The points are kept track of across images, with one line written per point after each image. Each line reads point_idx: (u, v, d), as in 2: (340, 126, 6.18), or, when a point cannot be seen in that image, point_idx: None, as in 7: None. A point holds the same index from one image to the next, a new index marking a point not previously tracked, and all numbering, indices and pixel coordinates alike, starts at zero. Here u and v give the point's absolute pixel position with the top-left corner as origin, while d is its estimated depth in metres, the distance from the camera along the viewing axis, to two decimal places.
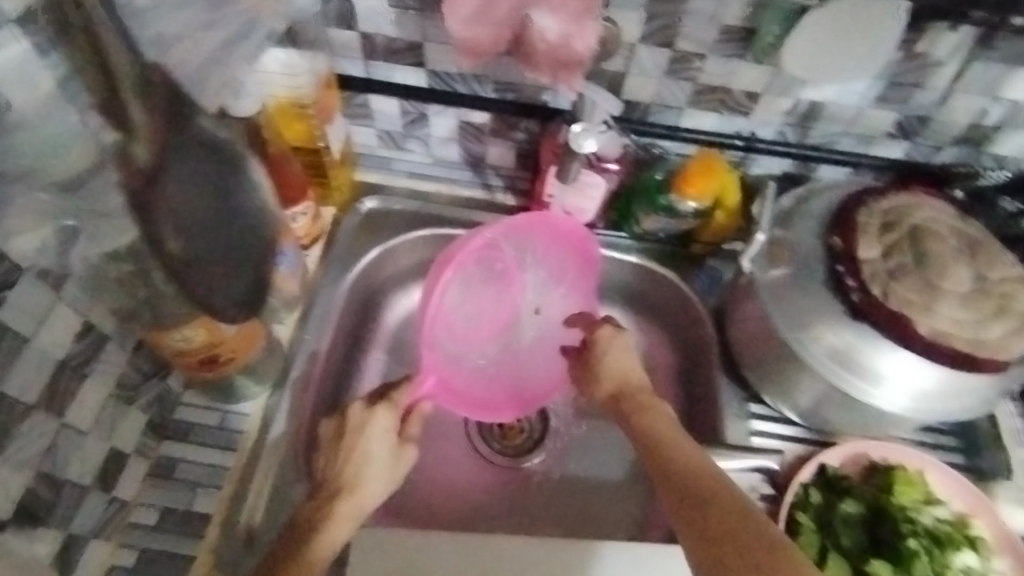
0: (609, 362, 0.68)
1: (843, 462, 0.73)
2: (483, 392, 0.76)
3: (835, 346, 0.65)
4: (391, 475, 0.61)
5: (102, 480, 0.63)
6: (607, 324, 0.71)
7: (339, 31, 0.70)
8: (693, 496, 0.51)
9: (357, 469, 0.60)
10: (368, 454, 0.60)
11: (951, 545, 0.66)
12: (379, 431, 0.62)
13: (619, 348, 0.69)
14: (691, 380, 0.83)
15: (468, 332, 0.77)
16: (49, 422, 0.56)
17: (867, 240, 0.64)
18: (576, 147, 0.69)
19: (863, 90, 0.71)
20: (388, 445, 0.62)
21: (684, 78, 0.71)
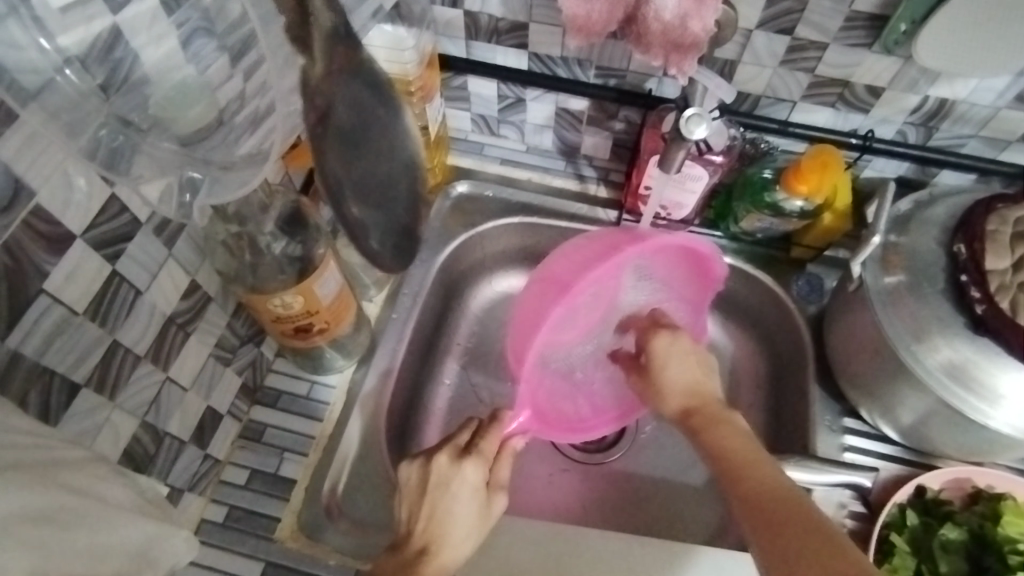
0: (671, 374, 0.63)
1: (944, 486, 0.67)
2: (570, 406, 0.74)
3: (951, 359, 0.59)
4: (481, 529, 0.56)
5: (199, 436, 0.65)
6: (664, 332, 0.65)
7: (444, 10, 0.70)
8: (777, 522, 0.47)
9: (443, 529, 0.54)
10: (453, 511, 0.55)
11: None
12: (466, 489, 0.56)
13: (678, 359, 0.63)
14: (781, 389, 0.79)
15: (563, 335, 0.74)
16: (155, 374, 0.59)
17: (997, 250, 0.58)
18: (687, 133, 0.63)
19: (1002, 88, 0.64)
20: (475, 487, 0.57)
21: (801, 69, 0.67)
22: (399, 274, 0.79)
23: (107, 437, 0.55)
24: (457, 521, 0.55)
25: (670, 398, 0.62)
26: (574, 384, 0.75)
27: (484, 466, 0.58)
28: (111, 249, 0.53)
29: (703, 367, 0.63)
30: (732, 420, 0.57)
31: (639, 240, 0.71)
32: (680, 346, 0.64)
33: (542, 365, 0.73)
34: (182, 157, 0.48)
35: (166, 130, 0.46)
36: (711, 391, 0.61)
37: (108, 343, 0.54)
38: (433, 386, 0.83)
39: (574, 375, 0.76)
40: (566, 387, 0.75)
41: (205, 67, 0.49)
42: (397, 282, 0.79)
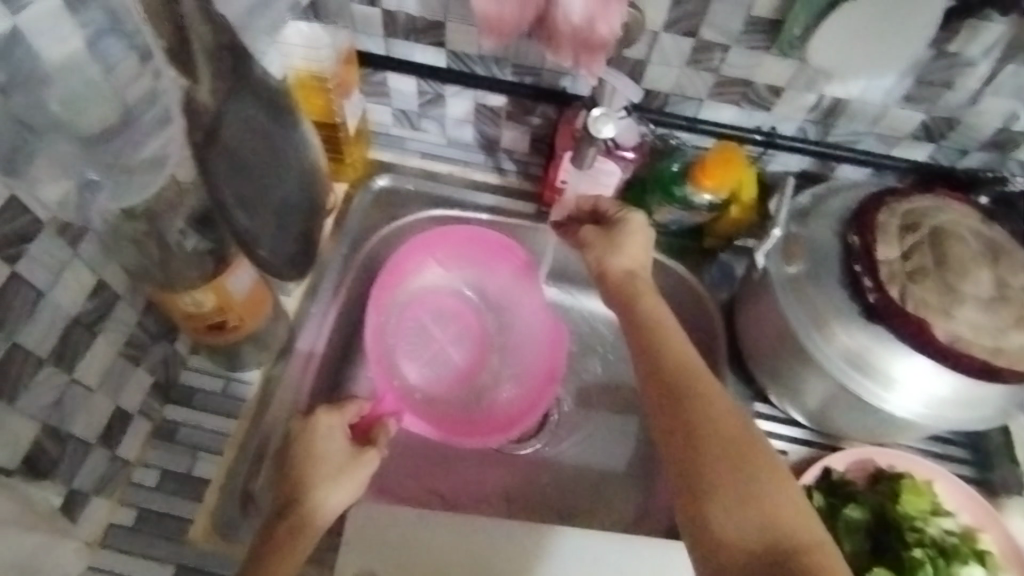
0: (635, 250, 0.64)
1: (849, 466, 0.70)
2: (457, 414, 0.79)
3: (848, 346, 0.62)
4: (349, 475, 0.60)
5: (107, 438, 0.63)
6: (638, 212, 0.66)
7: (362, 7, 0.70)
8: (682, 394, 0.53)
9: (309, 468, 0.59)
10: (321, 451, 0.60)
11: (960, 556, 0.62)
12: (329, 431, 0.61)
13: (635, 243, 0.64)
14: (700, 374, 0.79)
15: (436, 375, 0.81)
16: (59, 378, 0.57)
17: (887, 241, 0.61)
18: (595, 132, 0.66)
19: (890, 87, 0.68)
20: (342, 449, 0.61)
21: (706, 68, 0.70)
22: (319, 267, 0.78)
23: (6, 444, 0.53)
24: (327, 480, 0.59)
25: (619, 262, 0.63)
26: (464, 375, 0.81)
27: (340, 414, 0.62)
28: (10, 251, 0.50)
29: (637, 247, 0.64)
30: (652, 301, 0.60)
31: (476, 235, 0.81)
32: (641, 232, 0.64)
33: (406, 373, 0.80)
34: (84, 155, 0.46)
35: (70, 131, 0.44)
36: (640, 270, 0.63)
37: (7, 346, 0.52)
38: None
39: (450, 401, 0.80)
40: (448, 390, 0.81)
41: (112, 66, 0.45)
42: (317, 275, 0.77)
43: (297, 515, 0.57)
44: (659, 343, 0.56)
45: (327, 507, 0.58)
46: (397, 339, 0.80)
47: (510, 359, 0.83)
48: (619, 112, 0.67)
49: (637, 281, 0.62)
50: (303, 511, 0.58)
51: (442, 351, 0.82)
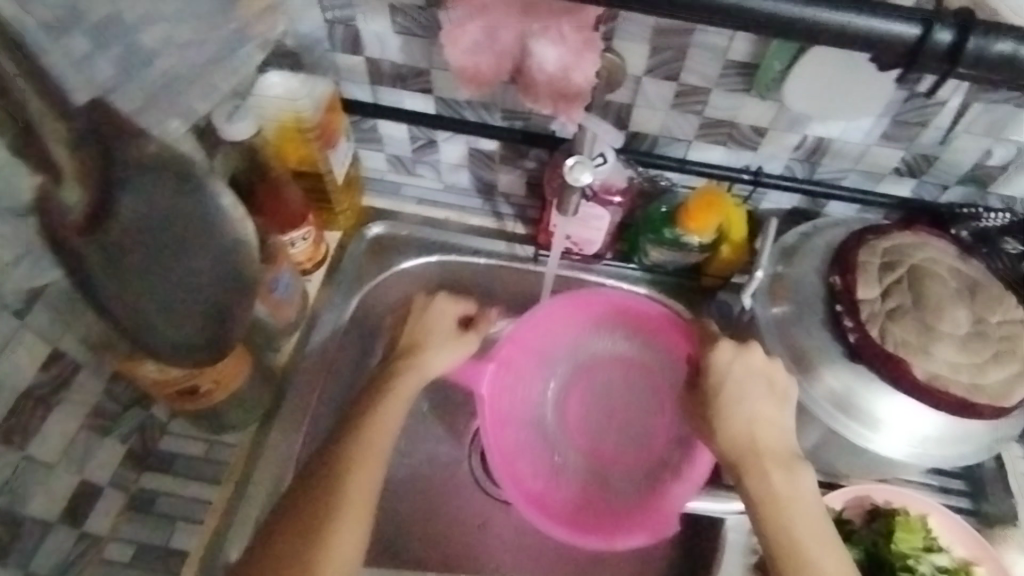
0: (729, 393, 0.61)
1: (846, 505, 0.68)
2: (564, 492, 0.77)
3: (833, 388, 0.62)
4: (454, 344, 0.72)
5: (70, 516, 0.62)
6: (726, 343, 0.63)
7: (345, 56, 0.72)
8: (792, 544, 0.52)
9: (424, 333, 0.72)
10: (428, 324, 0.72)
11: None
12: (438, 312, 0.73)
13: (742, 395, 0.60)
14: None
15: (573, 430, 0.81)
16: (9, 456, 0.55)
17: (866, 280, 0.61)
18: (572, 181, 0.65)
19: (869, 127, 0.69)
20: (448, 333, 0.72)
21: (691, 111, 0.71)
22: (309, 318, 0.79)
23: None
24: (436, 350, 0.71)
25: (725, 435, 0.59)
26: (601, 457, 0.80)
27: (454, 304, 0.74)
28: None
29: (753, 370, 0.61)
30: (773, 472, 0.56)
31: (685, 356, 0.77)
32: (745, 362, 0.61)
33: (553, 408, 0.81)
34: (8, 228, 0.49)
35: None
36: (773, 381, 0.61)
37: None
38: None
39: (577, 479, 0.79)
40: (587, 461, 0.80)
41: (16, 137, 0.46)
42: (306, 328, 0.78)
43: (406, 364, 0.69)
44: (776, 478, 0.56)
45: (427, 371, 0.70)
46: (525, 430, 0.79)
47: (608, 487, 0.78)
48: (596, 158, 0.68)
49: (749, 454, 0.58)
50: (414, 363, 0.69)
51: (598, 425, 0.82)
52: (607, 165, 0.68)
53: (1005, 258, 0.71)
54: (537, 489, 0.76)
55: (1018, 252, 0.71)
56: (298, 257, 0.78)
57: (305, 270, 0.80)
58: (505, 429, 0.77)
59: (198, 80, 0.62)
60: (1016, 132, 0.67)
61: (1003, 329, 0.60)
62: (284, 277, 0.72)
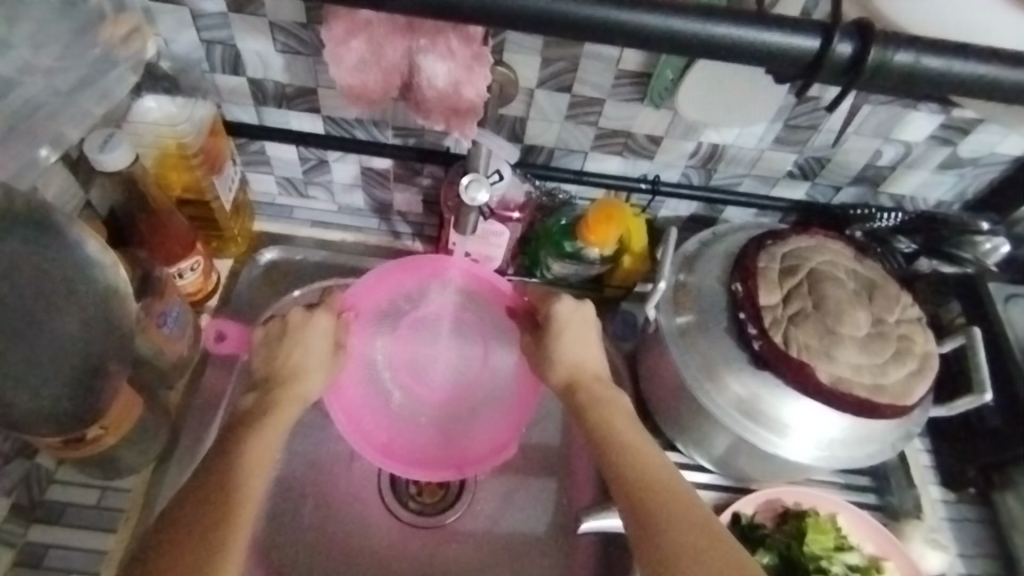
0: (565, 343, 0.66)
1: (757, 509, 0.68)
2: (412, 442, 0.71)
3: (739, 395, 0.61)
4: (330, 366, 0.66)
5: None
6: (564, 298, 0.68)
7: (226, 78, 0.69)
8: (644, 495, 0.52)
9: (297, 354, 0.65)
10: (307, 346, 0.65)
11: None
12: (321, 331, 0.66)
13: (573, 336, 0.66)
14: None
15: (418, 371, 0.73)
16: None
17: (767, 286, 0.61)
18: (469, 200, 0.64)
19: (761, 133, 0.70)
20: (324, 351, 0.66)
21: (586, 122, 0.70)
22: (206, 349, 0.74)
23: None
24: (314, 377, 0.64)
25: (557, 370, 0.66)
26: (453, 398, 0.73)
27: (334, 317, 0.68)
28: None
29: (584, 328, 0.67)
30: (593, 385, 0.64)
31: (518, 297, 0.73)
32: (580, 315, 0.67)
33: (399, 348, 0.73)
34: None
35: None
36: (594, 362, 0.66)
37: None
38: None
39: (425, 422, 0.72)
40: (433, 403, 0.73)
41: None
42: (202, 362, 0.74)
43: (280, 395, 0.62)
44: (601, 418, 0.60)
45: (311, 394, 0.64)
46: (369, 388, 0.71)
47: (462, 430, 0.72)
48: (491, 175, 0.67)
49: (577, 379, 0.64)
50: (289, 392, 0.62)
51: (444, 361, 0.74)
52: (500, 182, 0.68)
53: (899, 258, 0.72)
54: (384, 438, 0.70)
55: (911, 251, 0.72)
56: (187, 289, 0.73)
57: (196, 301, 0.76)
58: (343, 380, 0.70)
59: (67, 106, 0.58)
60: (902, 132, 0.68)
61: (901, 328, 0.60)
62: (172, 310, 0.68)
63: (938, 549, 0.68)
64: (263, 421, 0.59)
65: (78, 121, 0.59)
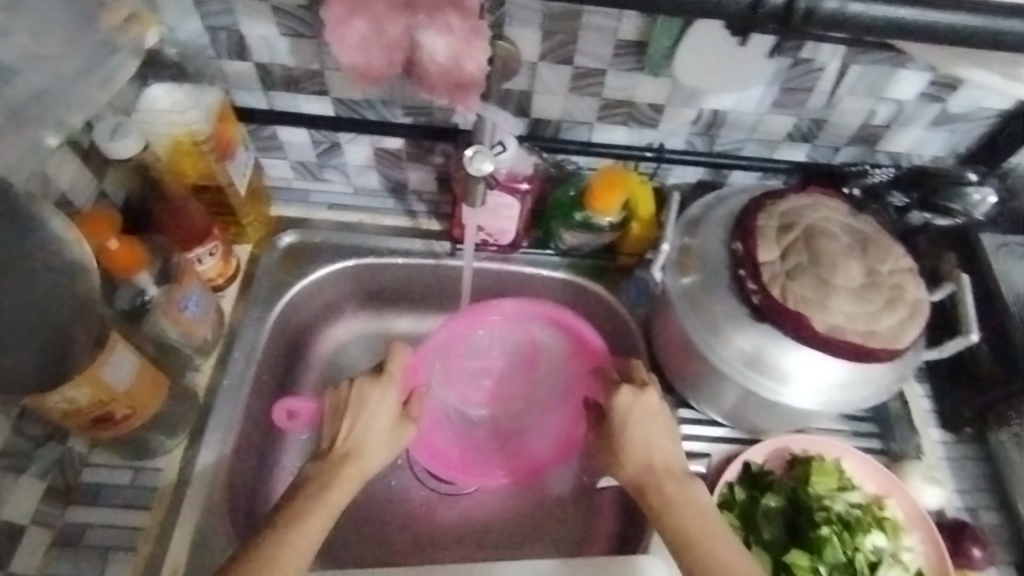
0: (633, 435, 0.63)
1: (766, 458, 0.71)
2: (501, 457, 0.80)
3: (743, 348, 0.65)
4: (391, 441, 0.67)
5: None
6: (625, 388, 0.65)
7: (233, 63, 0.70)
8: None
9: (360, 434, 0.65)
10: (369, 424, 0.66)
11: (861, 526, 0.64)
12: (379, 403, 0.67)
13: (639, 427, 0.63)
14: None
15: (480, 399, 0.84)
16: None
17: (766, 243, 0.63)
18: (475, 171, 0.65)
19: (759, 98, 0.72)
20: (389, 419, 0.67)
21: (589, 93, 0.72)
22: (229, 331, 0.76)
23: None
24: (372, 448, 0.65)
25: (625, 466, 0.63)
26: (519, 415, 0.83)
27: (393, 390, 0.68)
28: None
29: (651, 417, 0.64)
30: (669, 486, 0.60)
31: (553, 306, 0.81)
32: (643, 403, 0.64)
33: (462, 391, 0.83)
34: None
35: None
36: (669, 455, 0.63)
37: None
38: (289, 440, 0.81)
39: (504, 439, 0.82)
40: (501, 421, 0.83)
41: None
42: (226, 344, 0.76)
43: (344, 469, 0.62)
44: (679, 509, 0.59)
45: (370, 470, 0.64)
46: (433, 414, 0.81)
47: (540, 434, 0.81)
48: (495, 147, 0.67)
49: (647, 477, 0.61)
50: (352, 468, 0.63)
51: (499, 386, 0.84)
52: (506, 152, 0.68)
53: (890, 209, 0.74)
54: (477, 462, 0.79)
55: (904, 204, 0.74)
56: (207, 274, 0.75)
57: (217, 285, 0.77)
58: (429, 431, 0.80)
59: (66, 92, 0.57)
60: (894, 90, 0.71)
61: (893, 277, 0.63)
62: (193, 295, 0.69)
63: (934, 484, 0.72)
64: (317, 500, 0.59)
65: (81, 106, 0.58)
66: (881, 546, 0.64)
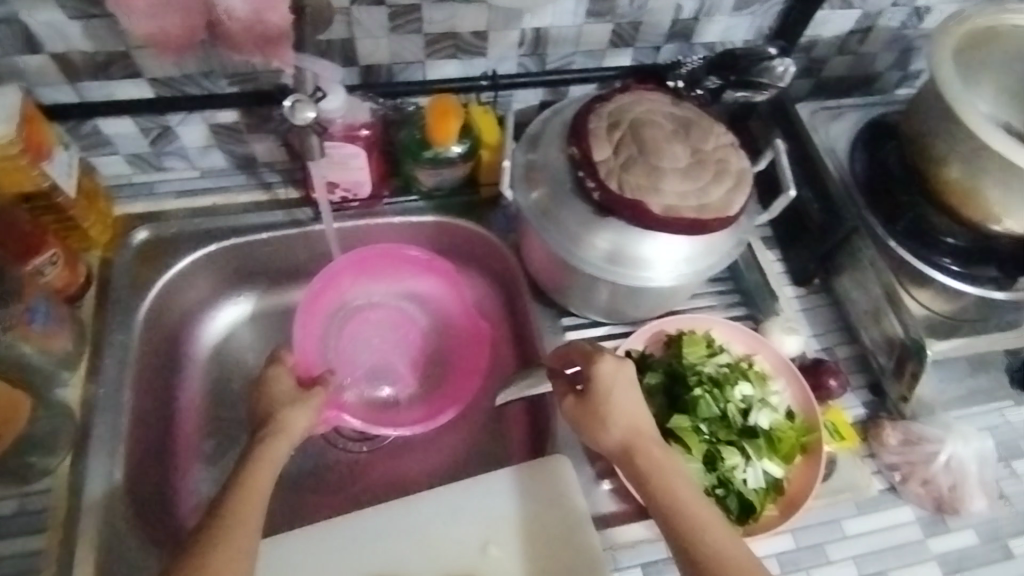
0: (616, 401, 0.63)
1: (646, 344, 0.77)
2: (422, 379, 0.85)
3: (599, 244, 0.69)
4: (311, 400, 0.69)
5: None
6: (609, 356, 0.64)
7: (26, 58, 0.66)
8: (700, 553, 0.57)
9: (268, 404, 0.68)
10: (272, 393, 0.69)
11: (728, 381, 0.71)
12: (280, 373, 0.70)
13: (620, 394, 0.64)
14: (512, 303, 0.87)
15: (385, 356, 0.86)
16: None
17: (599, 143, 0.67)
18: (300, 120, 0.65)
19: (574, 9, 0.75)
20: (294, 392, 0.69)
21: (411, 31, 0.73)
22: (95, 339, 0.73)
23: None
24: (290, 410, 0.67)
25: (611, 431, 0.63)
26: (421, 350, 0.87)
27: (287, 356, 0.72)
28: None
29: (631, 389, 0.64)
30: (654, 450, 0.62)
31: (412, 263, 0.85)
32: (627, 374, 0.64)
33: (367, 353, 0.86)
34: None
35: None
36: (648, 424, 0.64)
37: None
38: (188, 435, 0.79)
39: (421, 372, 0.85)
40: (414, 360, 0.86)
41: None
42: (94, 353, 0.73)
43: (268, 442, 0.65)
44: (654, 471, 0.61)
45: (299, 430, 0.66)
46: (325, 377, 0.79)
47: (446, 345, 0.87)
48: (316, 93, 0.67)
49: (635, 438, 0.63)
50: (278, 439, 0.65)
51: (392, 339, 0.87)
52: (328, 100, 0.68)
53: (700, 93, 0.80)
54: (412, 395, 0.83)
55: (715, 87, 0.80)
56: (55, 285, 0.71)
57: (71, 296, 0.74)
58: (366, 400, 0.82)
59: None
60: None
61: (717, 153, 0.69)
62: (40, 306, 0.67)
63: (792, 333, 0.80)
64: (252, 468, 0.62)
65: None
66: (750, 395, 0.71)
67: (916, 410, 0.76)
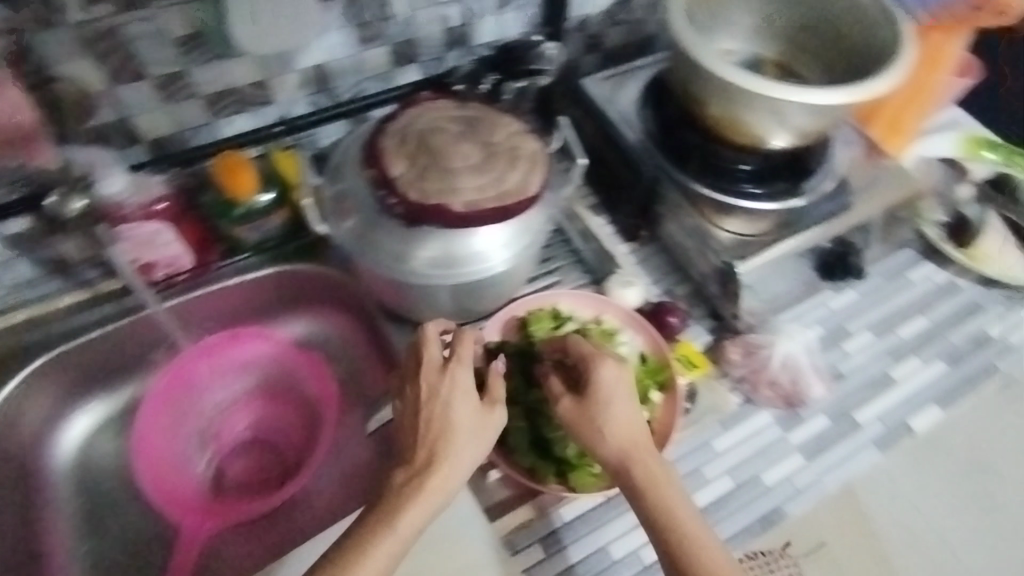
0: (613, 410, 0.63)
1: (501, 333, 0.80)
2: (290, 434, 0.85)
3: (419, 253, 0.71)
4: (481, 439, 0.63)
5: None
6: (610, 361, 0.65)
7: None
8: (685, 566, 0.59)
9: (447, 421, 0.62)
10: (451, 411, 0.62)
11: None
12: (460, 395, 0.63)
13: (618, 402, 0.64)
14: (371, 326, 0.86)
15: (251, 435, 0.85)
16: None
17: (392, 159, 0.70)
18: (70, 211, 0.71)
19: (342, 41, 0.78)
20: (474, 409, 0.63)
21: (186, 96, 0.74)
22: None
23: None
24: (461, 441, 0.61)
25: (606, 436, 0.63)
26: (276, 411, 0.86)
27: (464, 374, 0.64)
28: None
29: (627, 396, 0.64)
30: (648, 459, 0.63)
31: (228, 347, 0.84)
32: (625, 381, 0.65)
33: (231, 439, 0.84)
34: None
35: None
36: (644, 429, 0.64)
37: None
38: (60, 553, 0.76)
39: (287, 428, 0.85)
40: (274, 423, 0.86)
41: None
42: None
43: (427, 481, 0.60)
44: (651, 483, 0.62)
45: (457, 478, 0.61)
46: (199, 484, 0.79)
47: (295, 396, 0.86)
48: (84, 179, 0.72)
49: (632, 451, 0.63)
50: (436, 479, 0.60)
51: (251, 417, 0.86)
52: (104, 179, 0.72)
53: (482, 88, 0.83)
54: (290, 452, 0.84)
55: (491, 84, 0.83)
56: None
57: None
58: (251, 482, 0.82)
59: None
60: None
61: (509, 141, 0.72)
62: None
63: (630, 285, 0.86)
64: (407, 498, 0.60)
65: None
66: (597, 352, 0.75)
67: (751, 323, 0.84)
